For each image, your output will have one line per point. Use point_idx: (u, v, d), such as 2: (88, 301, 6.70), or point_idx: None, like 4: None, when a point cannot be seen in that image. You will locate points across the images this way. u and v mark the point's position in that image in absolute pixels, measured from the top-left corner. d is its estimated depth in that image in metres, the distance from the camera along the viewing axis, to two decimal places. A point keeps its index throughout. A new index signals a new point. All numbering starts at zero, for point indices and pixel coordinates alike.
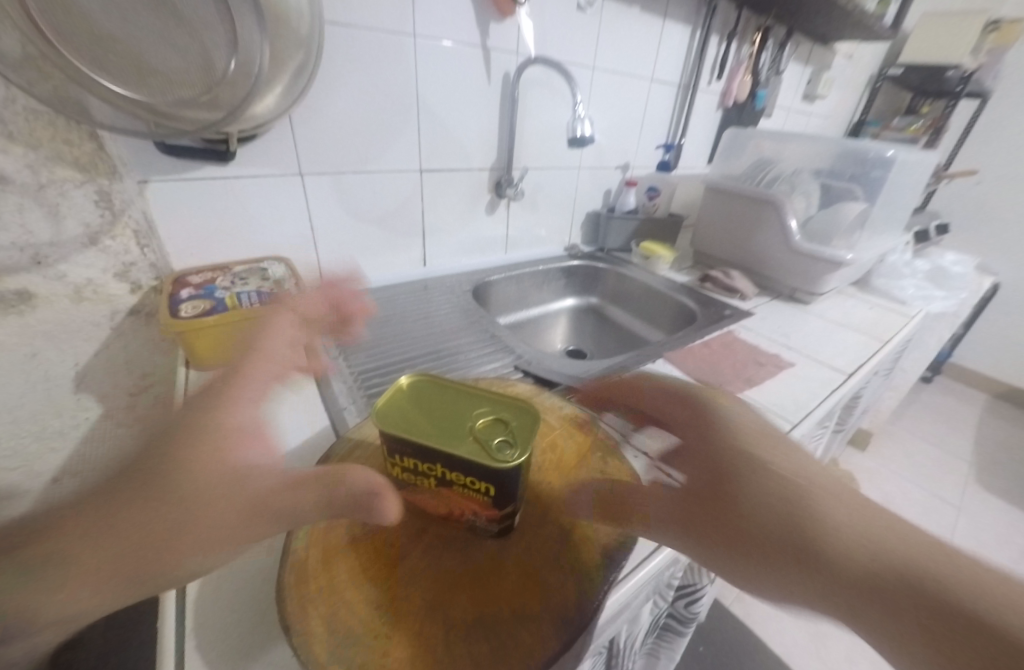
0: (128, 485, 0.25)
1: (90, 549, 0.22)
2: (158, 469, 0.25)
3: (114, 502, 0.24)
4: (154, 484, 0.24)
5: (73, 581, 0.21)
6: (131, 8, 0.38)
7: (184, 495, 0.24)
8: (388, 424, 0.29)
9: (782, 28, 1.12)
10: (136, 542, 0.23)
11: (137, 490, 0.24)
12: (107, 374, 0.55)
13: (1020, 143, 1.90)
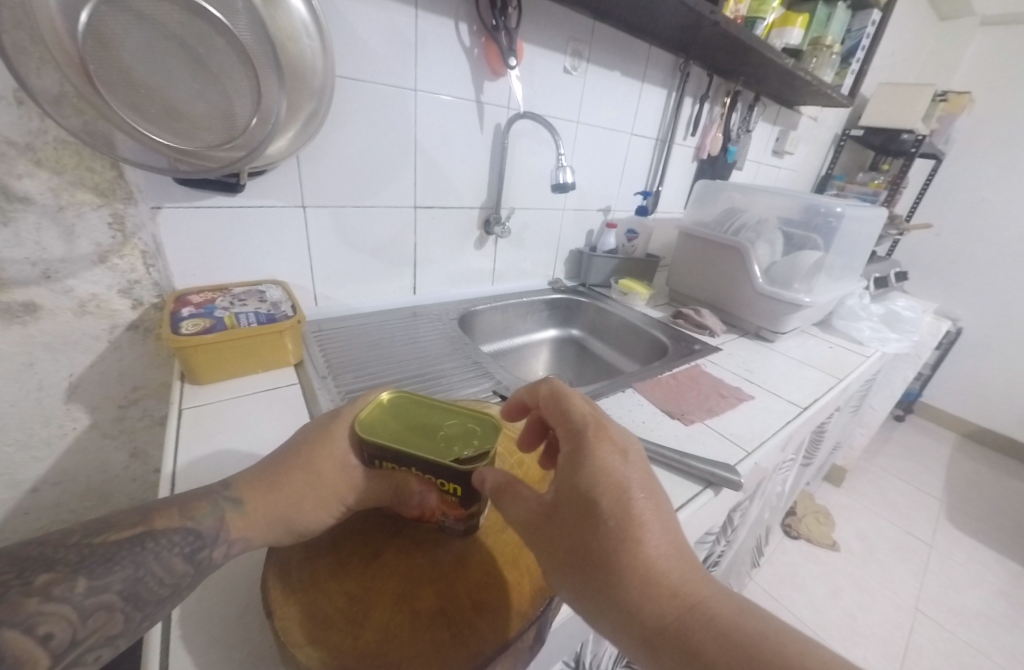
0: (285, 468, 0.32)
1: (256, 507, 0.30)
2: (303, 451, 0.33)
3: (272, 474, 0.32)
4: (301, 468, 0.32)
5: (238, 525, 0.29)
6: (164, 62, 0.44)
7: (315, 477, 0.32)
8: (369, 431, 0.33)
9: (751, 93, 1.24)
10: (285, 505, 0.31)
11: (290, 471, 0.32)
12: (99, 385, 0.59)
13: (972, 201, 2.06)
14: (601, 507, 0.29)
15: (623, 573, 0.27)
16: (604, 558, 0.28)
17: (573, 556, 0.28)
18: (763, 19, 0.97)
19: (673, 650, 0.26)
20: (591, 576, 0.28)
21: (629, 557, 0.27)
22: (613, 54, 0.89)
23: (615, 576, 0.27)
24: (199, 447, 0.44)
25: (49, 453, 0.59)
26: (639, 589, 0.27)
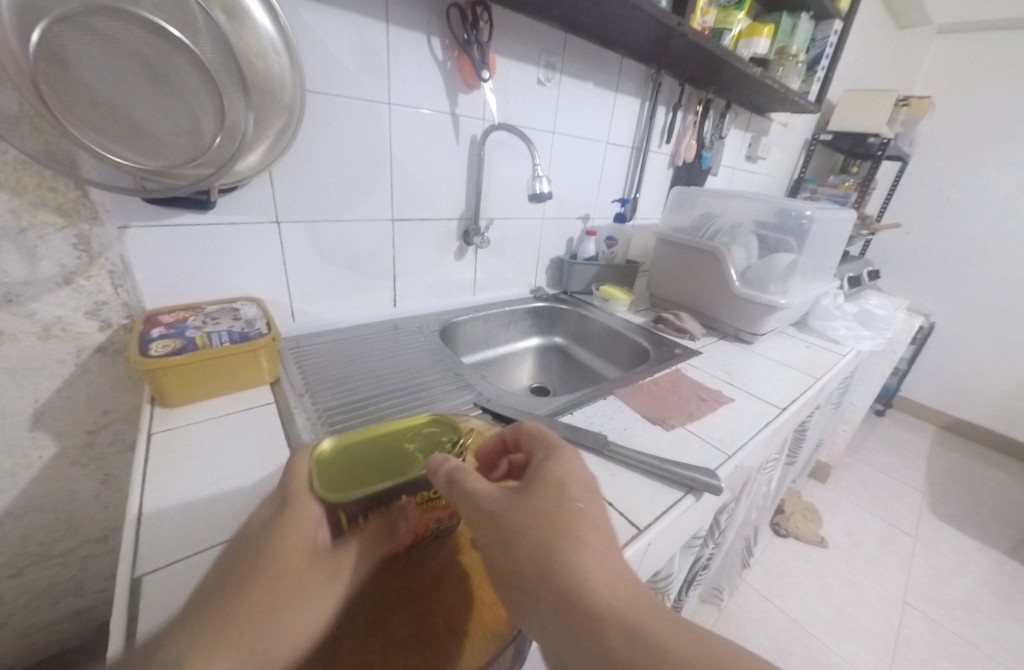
0: (244, 584, 0.27)
1: (231, 630, 0.25)
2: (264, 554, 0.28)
3: (231, 595, 0.26)
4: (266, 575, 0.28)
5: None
6: (125, 78, 0.43)
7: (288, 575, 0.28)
8: (337, 493, 0.30)
9: (721, 101, 1.27)
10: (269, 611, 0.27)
11: (252, 583, 0.27)
12: (66, 411, 0.57)
13: (937, 200, 2.15)
14: (555, 494, 0.31)
15: (583, 546, 0.29)
16: (561, 541, 0.29)
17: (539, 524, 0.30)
18: (730, 31, 1.00)
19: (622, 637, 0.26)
20: (549, 562, 0.28)
21: (585, 538, 0.29)
22: (586, 66, 0.90)
23: (573, 559, 0.28)
24: (168, 472, 0.42)
25: (13, 484, 0.57)
26: (598, 566, 0.28)
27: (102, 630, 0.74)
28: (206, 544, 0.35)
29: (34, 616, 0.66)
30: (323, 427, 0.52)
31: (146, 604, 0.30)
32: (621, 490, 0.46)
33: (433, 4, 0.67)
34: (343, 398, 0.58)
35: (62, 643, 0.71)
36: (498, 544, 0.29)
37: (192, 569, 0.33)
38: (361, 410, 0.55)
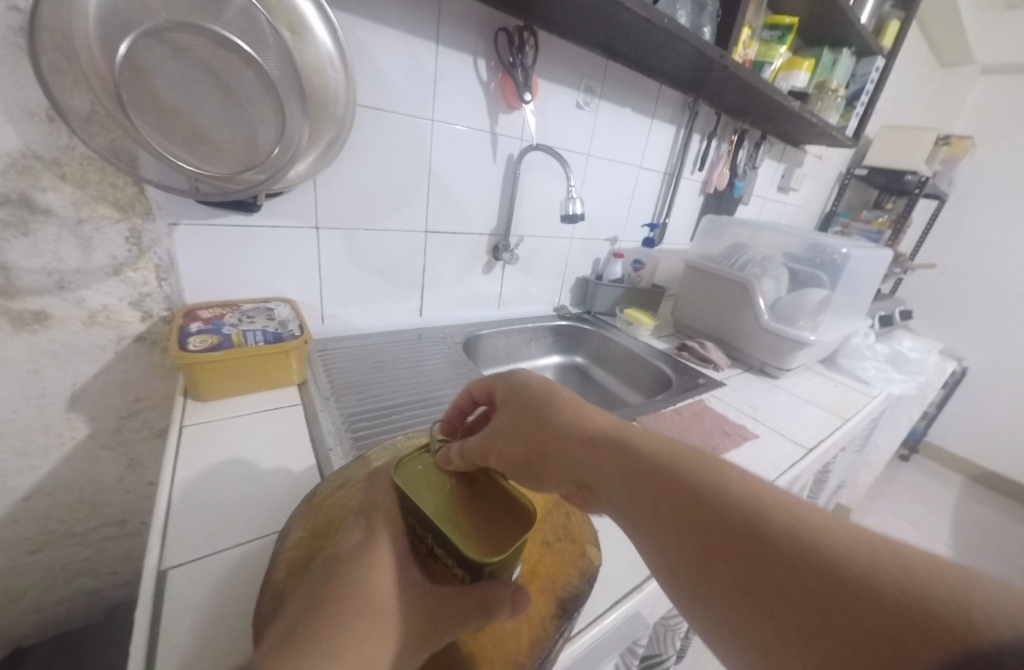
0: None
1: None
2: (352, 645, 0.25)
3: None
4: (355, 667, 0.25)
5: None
6: (194, 86, 0.45)
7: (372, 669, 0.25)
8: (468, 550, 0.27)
9: (757, 132, 1.27)
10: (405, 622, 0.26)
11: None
12: (101, 396, 0.59)
13: (975, 242, 2.08)
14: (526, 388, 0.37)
15: (558, 413, 0.34)
16: (542, 414, 0.34)
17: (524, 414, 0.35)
18: (771, 64, 1.00)
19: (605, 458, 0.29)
20: (541, 431, 0.33)
21: (555, 405, 0.34)
22: (624, 92, 0.92)
23: (552, 423, 0.33)
24: (198, 465, 0.43)
25: (44, 462, 0.59)
26: (574, 420, 0.33)
27: (111, 613, 0.75)
28: (231, 540, 0.36)
29: (50, 594, 0.68)
30: (347, 434, 0.52)
31: (172, 595, 0.31)
32: None
33: (482, 26, 0.69)
34: (368, 404, 0.59)
35: (73, 622, 0.73)
36: (500, 442, 0.34)
37: (217, 565, 0.34)
38: (385, 419, 0.55)
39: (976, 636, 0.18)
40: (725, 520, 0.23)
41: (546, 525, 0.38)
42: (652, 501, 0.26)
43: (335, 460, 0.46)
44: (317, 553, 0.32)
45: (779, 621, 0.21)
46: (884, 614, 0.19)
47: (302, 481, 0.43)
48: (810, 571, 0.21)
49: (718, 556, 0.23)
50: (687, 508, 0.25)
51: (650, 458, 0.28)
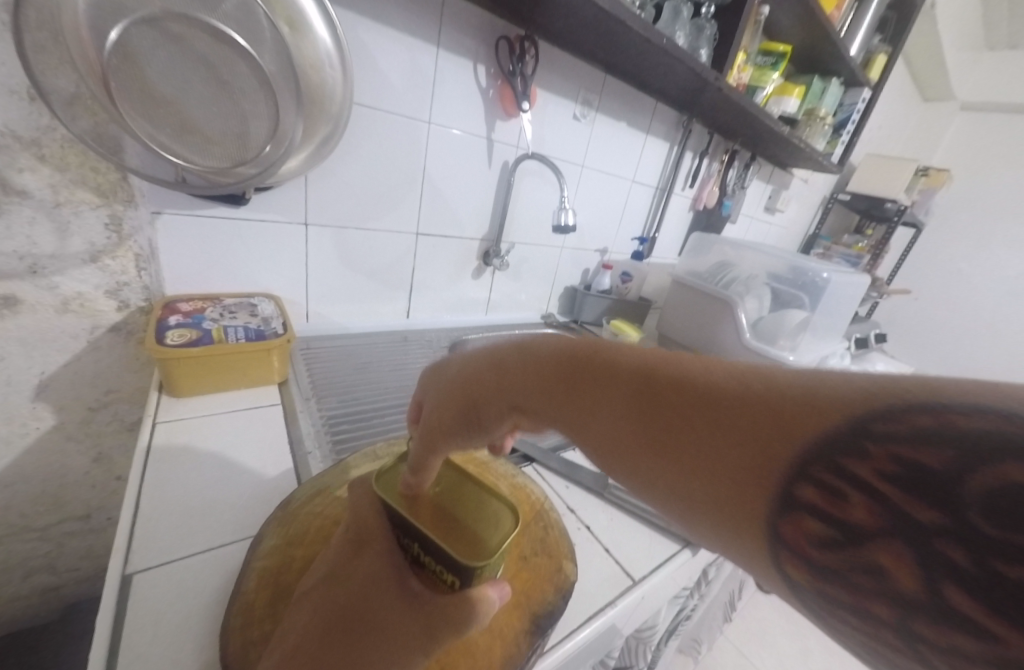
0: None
1: None
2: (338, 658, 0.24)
3: None
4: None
5: None
6: (185, 75, 0.44)
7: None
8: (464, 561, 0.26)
9: (747, 153, 1.30)
10: (400, 627, 0.25)
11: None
12: (70, 386, 0.57)
13: (949, 271, 2.17)
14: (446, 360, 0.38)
15: (472, 356, 0.35)
16: (451, 367, 0.36)
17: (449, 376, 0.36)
18: (763, 89, 1.02)
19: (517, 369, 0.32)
20: (452, 382, 0.35)
21: (469, 354, 0.36)
22: (621, 107, 0.93)
23: (466, 373, 0.34)
24: (170, 465, 0.42)
25: (5, 452, 0.56)
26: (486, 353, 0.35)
27: (68, 612, 0.72)
28: (200, 545, 0.35)
29: (4, 589, 0.65)
30: (326, 437, 0.51)
31: (135, 600, 0.30)
32: (619, 534, 0.45)
33: (483, 34, 0.69)
34: (348, 406, 0.58)
35: (27, 620, 0.70)
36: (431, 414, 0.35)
37: (186, 571, 0.33)
38: (365, 423, 0.55)
39: (810, 398, 0.20)
40: (619, 380, 0.26)
41: (523, 539, 0.38)
42: (566, 383, 0.29)
43: (313, 464, 0.46)
44: (294, 564, 0.32)
45: (673, 444, 0.23)
46: (750, 406, 0.21)
47: (278, 485, 0.42)
48: (690, 391, 0.23)
49: (621, 409, 0.25)
50: (590, 381, 0.27)
51: (551, 355, 0.30)
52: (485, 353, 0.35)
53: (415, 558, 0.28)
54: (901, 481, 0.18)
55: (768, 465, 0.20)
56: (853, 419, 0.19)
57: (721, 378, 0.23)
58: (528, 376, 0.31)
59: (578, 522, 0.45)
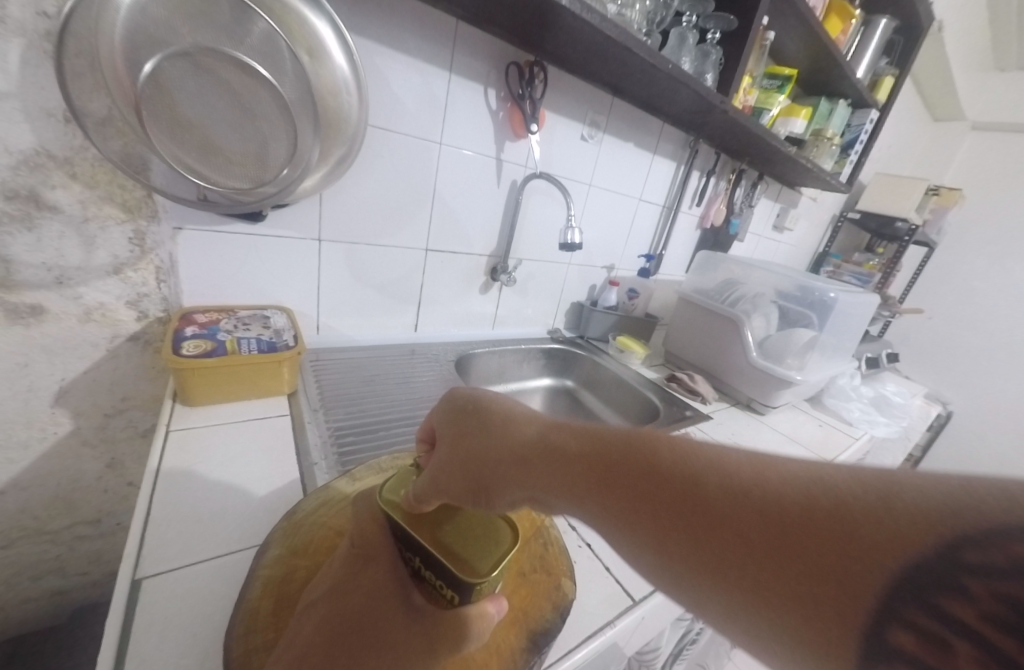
0: None
1: None
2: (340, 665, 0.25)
3: None
4: None
5: None
6: (211, 101, 0.47)
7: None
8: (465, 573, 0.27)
9: (754, 172, 1.31)
10: (402, 643, 0.26)
11: None
12: (89, 393, 0.59)
13: (963, 291, 2.14)
14: (453, 419, 0.38)
15: (491, 432, 0.35)
16: (472, 430, 0.36)
17: (461, 447, 0.35)
18: (769, 110, 1.04)
19: (548, 460, 0.31)
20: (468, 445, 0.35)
21: (487, 426, 0.35)
22: (628, 127, 0.95)
23: (485, 449, 0.34)
24: (181, 472, 0.43)
25: (23, 456, 0.58)
26: (507, 431, 0.34)
27: (75, 616, 0.73)
28: (206, 552, 0.36)
29: (14, 591, 0.66)
30: (333, 448, 0.52)
31: (144, 606, 0.31)
32: (620, 553, 0.45)
33: (494, 59, 0.72)
34: (355, 418, 0.59)
35: (35, 623, 0.71)
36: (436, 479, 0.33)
37: (192, 578, 0.34)
38: (371, 436, 0.55)
39: (892, 530, 0.20)
40: (675, 491, 0.26)
41: (523, 555, 0.39)
42: (611, 484, 0.28)
43: (318, 475, 0.46)
44: (298, 573, 0.33)
45: (749, 576, 0.22)
46: (830, 536, 0.21)
47: (284, 495, 0.43)
48: (760, 515, 0.23)
49: (682, 524, 0.25)
50: (638, 487, 0.27)
51: (590, 451, 0.30)
52: (505, 429, 0.34)
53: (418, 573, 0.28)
54: (1007, 633, 0.18)
55: (854, 605, 0.20)
56: (940, 550, 0.19)
57: (789, 499, 0.23)
58: (564, 470, 0.30)
59: (579, 540, 0.45)
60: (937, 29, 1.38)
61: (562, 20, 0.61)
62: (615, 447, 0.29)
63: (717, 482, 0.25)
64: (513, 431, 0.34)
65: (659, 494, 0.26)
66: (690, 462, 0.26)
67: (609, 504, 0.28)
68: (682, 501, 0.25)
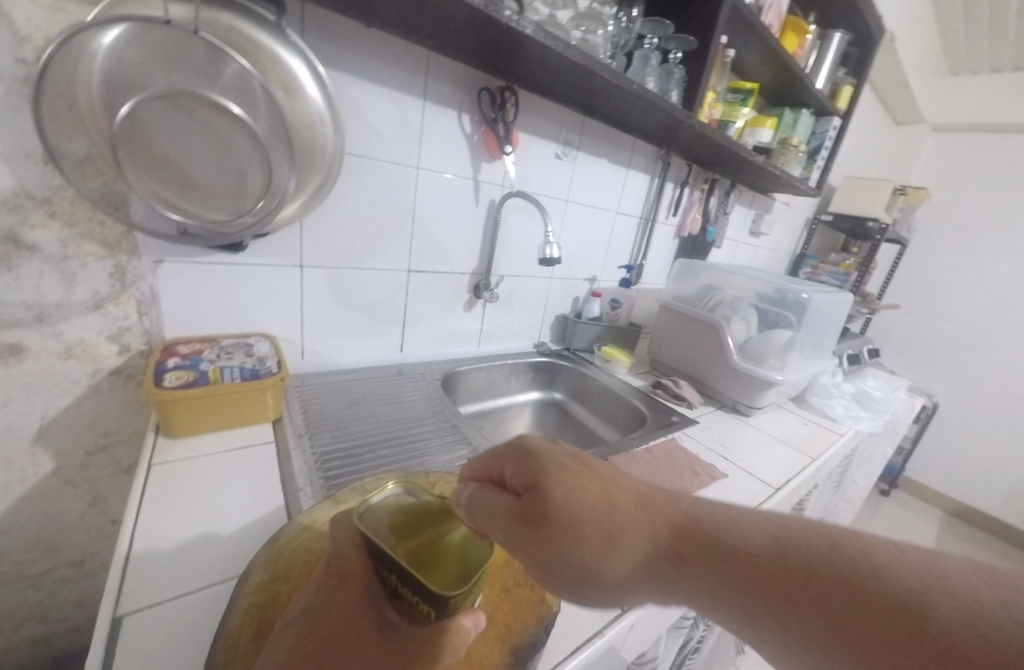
0: None
1: None
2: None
3: None
4: None
5: None
6: (187, 136, 0.48)
7: None
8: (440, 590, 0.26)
9: (726, 181, 1.36)
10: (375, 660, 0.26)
11: None
12: (70, 429, 0.58)
13: (937, 285, 2.20)
14: (570, 477, 0.34)
15: (632, 512, 0.33)
16: (599, 507, 0.32)
17: (592, 522, 0.32)
18: (735, 123, 1.08)
19: (713, 554, 0.30)
20: (591, 525, 0.32)
21: (622, 501, 0.33)
22: (601, 144, 0.98)
23: (627, 530, 0.32)
24: (162, 506, 0.43)
25: (2, 498, 0.57)
26: (654, 513, 0.33)
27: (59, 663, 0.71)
28: (189, 586, 0.36)
29: None
30: (319, 473, 0.52)
31: (125, 644, 0.31)
32: None
33: (466, 86, 0.75)
34: (342, 442, 0.59)
35: None
36: (562, 552, 0.31)
37: (174, 611, 0.33)
38: (357, 459, 0.55)
39: None
40: (883, 608, 0.26)
41: (508, 571, 0.38)
42: (793, 596, 0.28)
43: (304, 501, 0.46)
44: (278, 599, 0.32)
45: None
46: None
47: (267, 522, 0.43)
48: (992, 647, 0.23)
49: (897, 653, 0.25)
50: (835, 597, 0.27)
51: (766, 550, 0.30)
52: (647, 510, 0.33)
53: (392, 591, 0.28)
54: None
55: None
56: None
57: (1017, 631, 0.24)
58: (737, 568, 0.29)
59: None
60: (889, 40, 1.46)
61: (528, 47, 0.64)
62: (795, 545, 0.29)
63: (926, 598, 0.26)
64: (660, 515, 0.33)
65: (862, 606, 0.26)
66: (891, 573, 0.27)
67: (798, 612, 0.27)
68: (893, 619, 0.25)
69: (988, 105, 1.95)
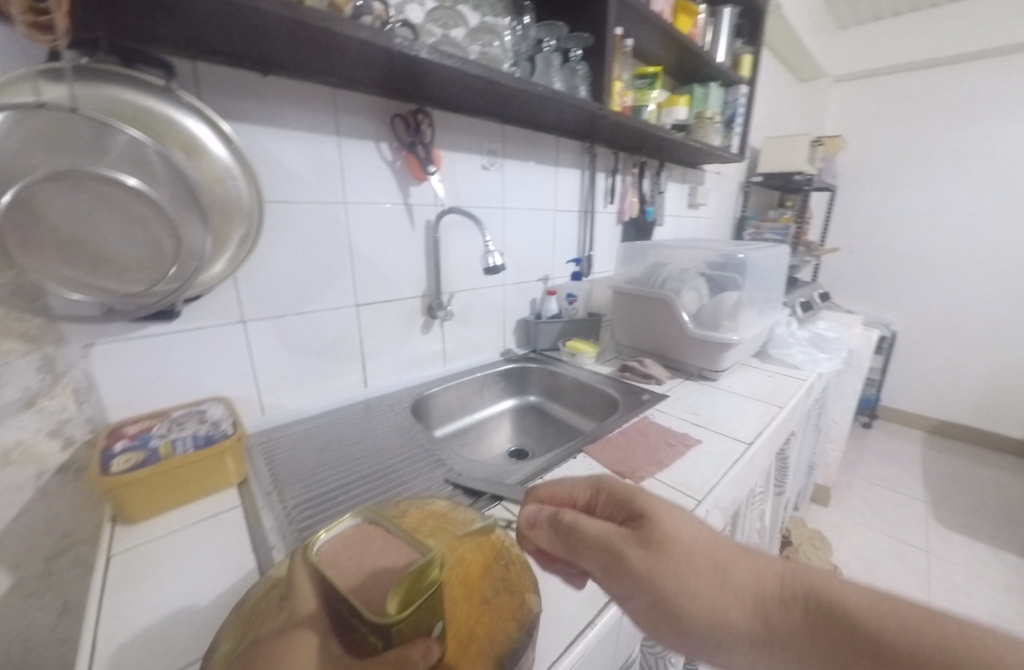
0: None
1: None
2: None
3: None
4: None
5: None
6: (86, 211, 0.46)
7: None
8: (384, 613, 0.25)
9: (655, 161, 1.41)
10: None
11: None
12: (22, 540, 0.52)
13: (870, 222, 2.34)
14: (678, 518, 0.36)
15: (739, 563, 0.34)
16: (705, 550, 0.34)
17: (696, 565, 0.33)
18: (647, 107, 1.13)
19: (823, 618, 0.31)
20: (699, 564, 0.34)
21: (727, 551, 0.35)
22: (525, 148, 1.01)
23: (731, 576, 0.33)
24: (125, 594, 0.41)
25: None
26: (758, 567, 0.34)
27: None
28: None
29: None
30: (292, 527, 0.51)
31: None
32: None
33: (379, 115, 0.76)
34: (314, 490, 0.58)
35: None
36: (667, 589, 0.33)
37: None
38: (330, 503, 0.54)
39: None
40: None
41: (486, 585, 0.38)
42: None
43: (276, 557, 0.45)
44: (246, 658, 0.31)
45: None
46: None
47: (239, 588, 0.42)
48: None
49: None
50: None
51: (882, 623, 0.29)
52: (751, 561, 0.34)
53: (343, 624, 0.27)
54: None
55: None
56: None
57: None
58: (847, 634, 0.30)
59: None
60: (775, 7, 1.56)
61: (428, 69, 0.66)
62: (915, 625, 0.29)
63: None
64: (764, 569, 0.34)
65: None
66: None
67: None
68: None
69: (877, 50, 2.10)
